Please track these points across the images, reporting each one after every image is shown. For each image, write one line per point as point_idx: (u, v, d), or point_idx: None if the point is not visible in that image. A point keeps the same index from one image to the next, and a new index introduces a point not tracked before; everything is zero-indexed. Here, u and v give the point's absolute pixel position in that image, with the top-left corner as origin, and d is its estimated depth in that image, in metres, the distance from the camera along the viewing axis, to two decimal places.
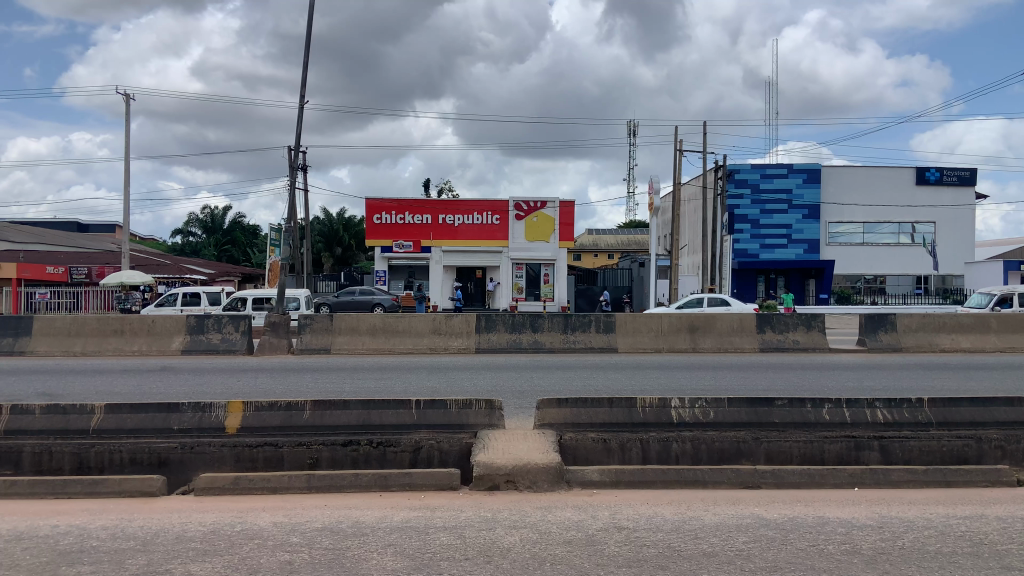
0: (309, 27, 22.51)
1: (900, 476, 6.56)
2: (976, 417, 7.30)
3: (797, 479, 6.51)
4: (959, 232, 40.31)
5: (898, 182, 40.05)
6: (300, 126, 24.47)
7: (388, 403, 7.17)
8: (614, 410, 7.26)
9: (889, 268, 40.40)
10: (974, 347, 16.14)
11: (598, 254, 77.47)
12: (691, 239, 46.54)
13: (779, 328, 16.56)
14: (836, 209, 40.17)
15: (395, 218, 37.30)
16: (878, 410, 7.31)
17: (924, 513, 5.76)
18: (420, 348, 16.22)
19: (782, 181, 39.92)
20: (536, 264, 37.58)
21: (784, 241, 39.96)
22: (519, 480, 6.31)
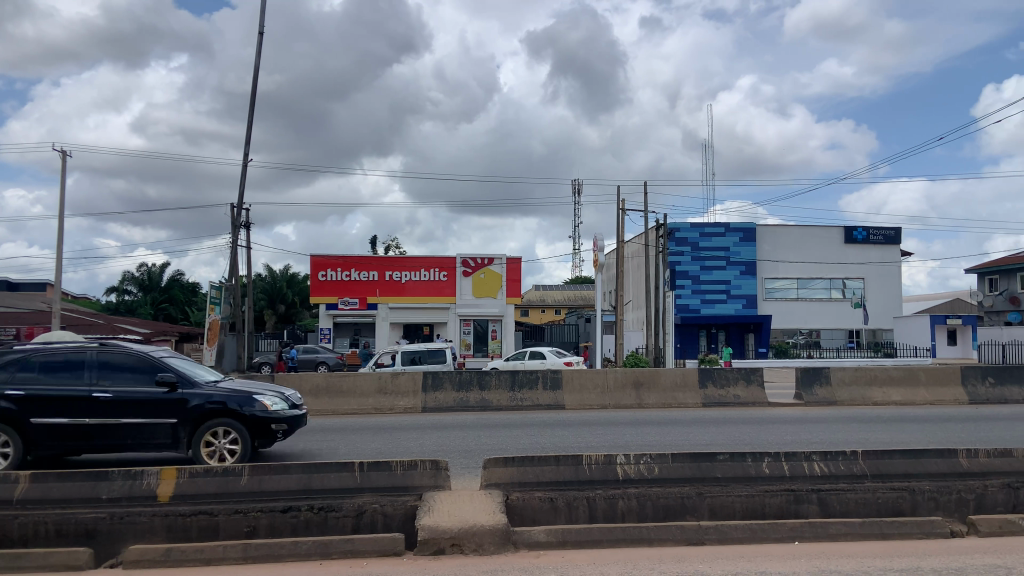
0: (256, 86, 22.72)
1: (838, 529, 6.68)
2: (908, 468, 7.52)
3: (740, 535, 6.57)
4: (887, 288, 41.98)
5: (828, 241, 41.81)
6: (243, 184, 24.33)
7: (330, 467, 6.97)
8: (561, 468, 7.24)
9: (822, 322, 41.70)
10: (904, 400, 16.71)
11: (546, 310, 78.01)
12: (635, 295, 47.55)
13: (720, 382, 16.90)
14: (772, 266, 41.64)
15: (340, 275, 37.19)
16: (816, 463, 7.44)
17: (861, 567, 5.89)
18: (364, 409, 15.93)
19: (720, 239, 41.25)
20: (484, 321, 37.52)
21: (723, 296, 41.08)
22: (464, 543, 6.21)
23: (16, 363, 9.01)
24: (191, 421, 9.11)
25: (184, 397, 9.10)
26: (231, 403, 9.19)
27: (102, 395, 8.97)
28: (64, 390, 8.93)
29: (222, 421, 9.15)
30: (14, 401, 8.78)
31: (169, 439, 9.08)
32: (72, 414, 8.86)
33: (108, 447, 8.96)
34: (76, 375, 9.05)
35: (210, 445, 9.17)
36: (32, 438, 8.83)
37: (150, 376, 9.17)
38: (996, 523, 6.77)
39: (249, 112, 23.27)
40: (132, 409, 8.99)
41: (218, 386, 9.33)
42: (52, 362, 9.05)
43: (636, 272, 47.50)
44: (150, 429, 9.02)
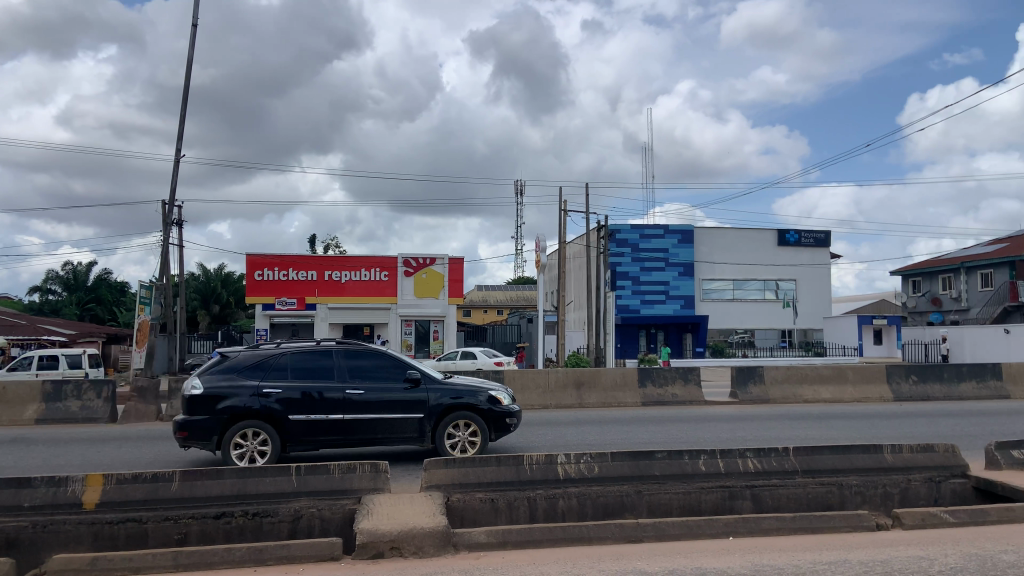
0: (189, 80, 22.05)
1: (770, 524, 6.86)
2: (837, 464, 7.75)
3: (677, 531, 6.68)
4: (817, 289, 43.43)
5: (762, 243, 43.03)
6: (176, 180, 23.53)
7: (266, 471, 6.78)
8: (502, 469, 7.23)
9: (757, 322, 42.87)
10: (833, 397, 17.32)
11: (488, 310, 78.02)
12: (577, 295, 48.02)
13: (659, 382, 17.20)
14: (708, 267, 42.62)
15: (277, 275, 36.43)
16: (750, 460, 7.61)
17: (792, 560, 6.06)
18: None
19: (659, 240, 42.03)
20: (425, 322, 37.26)
21: (662, 297, 41.85)
22: (404, 546, 6.12)
23: (269, 361, 9.52)
24: (435, 415, 9.66)
25: (429, 392, 9.66)
26: (470, 397, 9.77)
27: (357, 390, 9.48)
28: (325, 388, 9.44)
29: (463, 415, 9.73)
30: (275, 400, 9.22)
31: (415, 432, 9.60)
32: (325, 410, 9.34)
33: (360, 441, 9.44)
34: (326, 373, 9.55)
35: (452, 437, 9.73)
36: (287, 434, 9.25)
37: (396, 374, 9.70)
38: (918, 516, 7.03)
39: (182, 107, 22.57)
40: (381, 405, 9.50)
41: (456, 381, 9.93)
42: (302, 362, 9.56)
43: (578, 272, 48.00)
44: (399, 423, 9.54)
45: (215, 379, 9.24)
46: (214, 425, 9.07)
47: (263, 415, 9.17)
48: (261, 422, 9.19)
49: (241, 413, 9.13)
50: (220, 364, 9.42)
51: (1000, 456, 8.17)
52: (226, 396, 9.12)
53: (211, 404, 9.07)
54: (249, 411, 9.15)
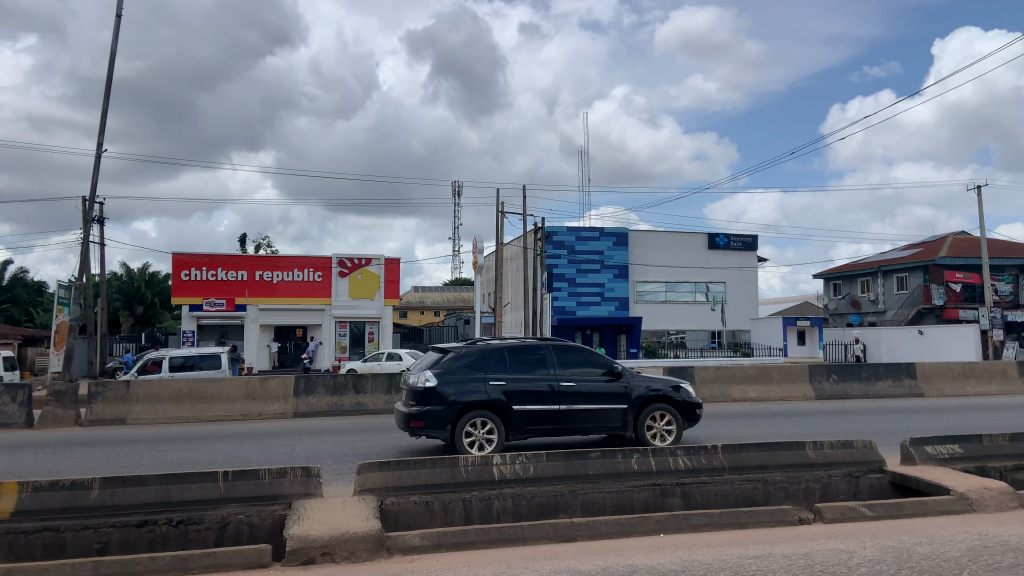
0: (113, 72, 21.19)
1: (700, 520, 7.03)
2: (763, 460, 8.03)
3: (609, 530, 6.78)
4: (745, 292, 44.75)
5: (693, 247, 44.10)
6: (98, 176, 22.59)
7: (192, 477, 6.58)
8: (437, 471, 7.20)
9: (688, 324, 43.89)
10: (760, 396, 17.90)
11: (425, 312, 77.56)
12: (514, 297, 48.20)
13: None
14: (642, 270, 43.43)
15: (206, 275, 35.37)
16: (680, 457, 7.79)
17: (720, 555, 6.22)
18: (230, 415, 15.19)
19: (595, 243, 42.63)
20: (360, 323, 36.73)
21: (597, 298, 42.42)
22: (336, 551, 6.02)
23: (488, 355, 10.17)
24: (636, 406, 10.36)
25: (630, 384, 10.36)
26: (666, 389, 10.48)
27: (570, 382, 10.18)
28: (540, 380, 10.12)
29: (660, 406, 10.42)
30: (499, 391, 9.90)
31: (619, 422, 10.30)
32: (543, 401, 10.03)
33: (573, 430, 10.12)
34: (539, 366, 10.24)
35: (651, 428, 10.44)
36: (512, 422, 9.93)
37: (598, 367, 10.41)
38: (838, 509, 7.32)
39: (104, 99, 21.67)
40: (588, 396, 10.19)
41: (648, 375, 10.65)
42: (517, 355, 10.24)
43: (515, 274, 48.22)
44: (604, 412, 10.25)
45: (444, 371, 9.90)
46: (447, 413, 9.70)
47: (491, 404, 9.84)
48: (665, 404, 10.50)
49: (472, 403, 9.79)
50: (446, 358, 10.06)
51: (914, 451, 8.55)
52: (455, 389, 9.75)
53: (444, 394, 9.71)
54: (479, 401, 9.81)
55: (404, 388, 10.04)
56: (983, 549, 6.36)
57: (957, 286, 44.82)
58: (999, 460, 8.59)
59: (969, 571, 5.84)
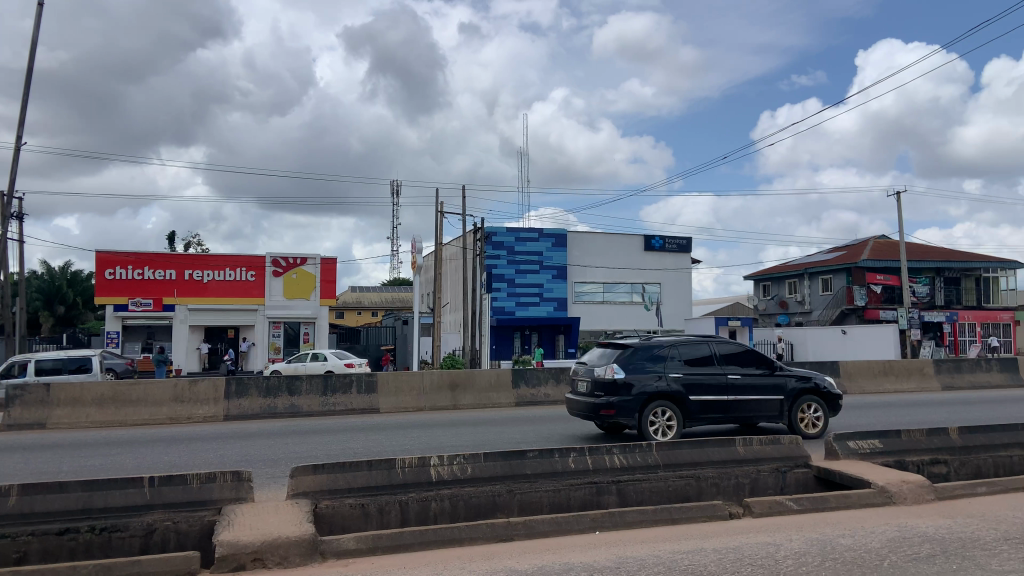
0: (32, 61, 20.22)
1: (634, 517, 7.15)
2: (695, 458, 8.24)
3: (545, 528, 6.83)
4: (680, 293, 45.71)
5: (630, 248, 44.85)
6: (16, 169, 21.52)
7: (117, 483, 6.34)
8: (373, 473, 7.13)
9: (625, 324, 44.55)
10: None
11: (362, 312, 76.56)
12: (453, 297, 48.07)
13: (532, 382, 17.52)
14: (580, 271, 43.92)
15: (132, 274, 34.10)
16: (616, 456, 7.92)
17: (654, 551, 6.34)
18: (157, 419, 14.67)
19: (534, 244, 42.93)
20: (295, 323, 35.95)
21: (536, 299, 42.70)
22: (267, 557, 5.87)
23: (665, 349, 11.19)
24: (792, 397, 11.57)
25: (785, 377, 11.56)
26: (814, 382, 11.74)
27: (736, 375, 11.32)
28: (710, 373, 11.21)
29: (809, 398, 11.66)
30: (676, 383, 10.96)
31: (776, 411, 11.50)
32: (715, 392, 11.15)
33: (740, 418, 11.27)
34: (709, 361, 11.33)
35: (803, 417, 11.70)
36: (689, 411, 11.01)
37: (758, 362, 11.58)
38: (766, 504, 7.56)
39: (23, 90, 20.67)
40: (751, 388, 11.37)
41: (796, 369, 11.88)
42: (688, 350, 11.31)
43: (454, 274, 48.13)
44: (764, 402, 11.43)
45: (627, 364, 10.93)
46: (635, 404, 10.74)
47: (673, 395, 10.91)
48: (815, 396, 11.75)
49: (654, 394, 10.85)
50: (627, 353, 11.06)
51: (838, 446, 8.89)
52: (639, 380, 10.79)
53: (630, 386, 10.74)
54: (661, 392, 10.87)
55: (587, 381, 11.02)
56: (900, 539, 6.66)
57: (877, 287, 46.82)
58: (917, 454, 8.98)
59: (888, 560, 6.10)
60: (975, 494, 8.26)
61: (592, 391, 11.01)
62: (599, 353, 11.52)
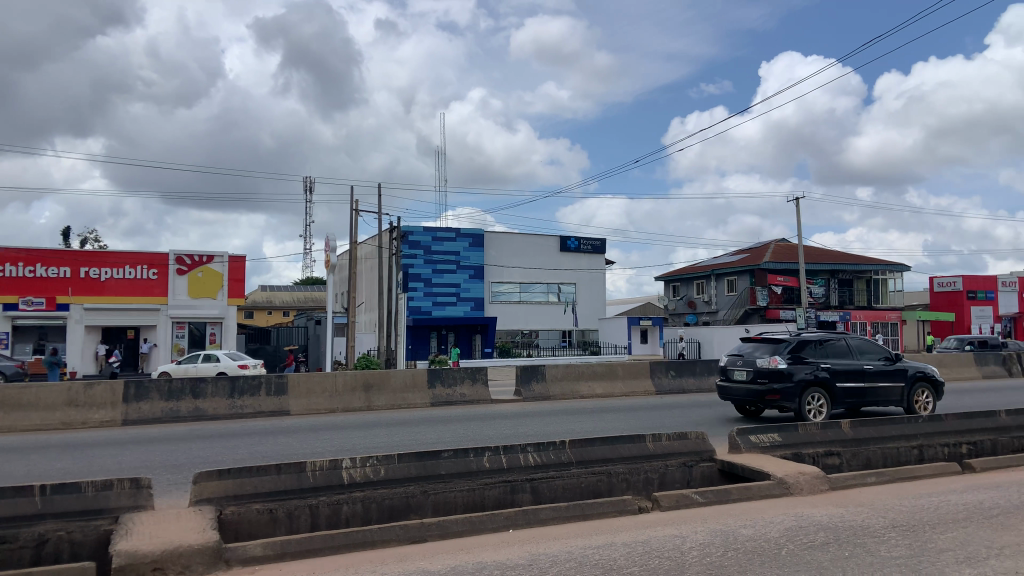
0: None
1: (547, 514, 7.25)
2: (606, 454, 8.44)
3: (459, 528, 6.82)
4: (594, 293, 46.52)
5: (546, 249, 45.34)
6: None
7: (3, 493, 5.94)
8: (282, 477, 6.95)
9: (540, 324, 45.01)
10: (605, 393, 18.70)
11: (273, 312, 74.37)
12: (367, 296, 47.36)
13: (448, 382, 17.47)
14: (497, 271, 44.12)
15: (22, 271, 32.02)
16: (529, 454, 8.01)
17: (566, 547, 6.45)
18: (48, 425, 13.82)
19: (450, 243, 42.85)
20: (201, 324, 34.56)
21: (453, 299, 42.63)
22: (168, 566, 5.63)
23: (813, 344, 13.25)
24: (911, 382, 13.77)
25: (906, 367, 13.71)
26: (925, 370, 13.96)
27: (868, 365, 13.44)
28: (849, 363, 13.32)
29: (922, 383, 13.89)
30: (824, 371, 13.01)
31: (897, 396, 13.69)
32: (853, 378, 13.25)
33: (871, 402, 13.41)
34: (846, 353, 13.43)
35: (918, 401, 13.94)
36: (837, 395, 13.13)
37: (882, 353, 13.75)
38: (673, 498, 7.82)
39: None
40: (881, 376, 13.52)
41: (908, 360, 14.05)
42: (830, 344, 13.40)
43: (368, 273, 47.41)
44: (889, 388, 13.62)
45: (786, 356, 13.00)
46: (797, 389, 12.79)
47: (823, 382, 12.98)
48: (926, 382, 14.00)
49: (810, 381, 12.89)
50: (782, 346, 13.09)
51: (741, 440, 9.32)
52: (797, 370, 12.81)
53: (792, 374, 12.80)
54: (816, 379, 12.94)
55: (752, 369, 13.07)
56: (797, 528, 7.02)
57: (778, 288, 49.04)
58: (813, 446, 9.46)
59: (786, 549, 6.41)
60: (865, 483, 8.80)
61: (755, 378, 13.06)
62: (753, 346, 13.54)
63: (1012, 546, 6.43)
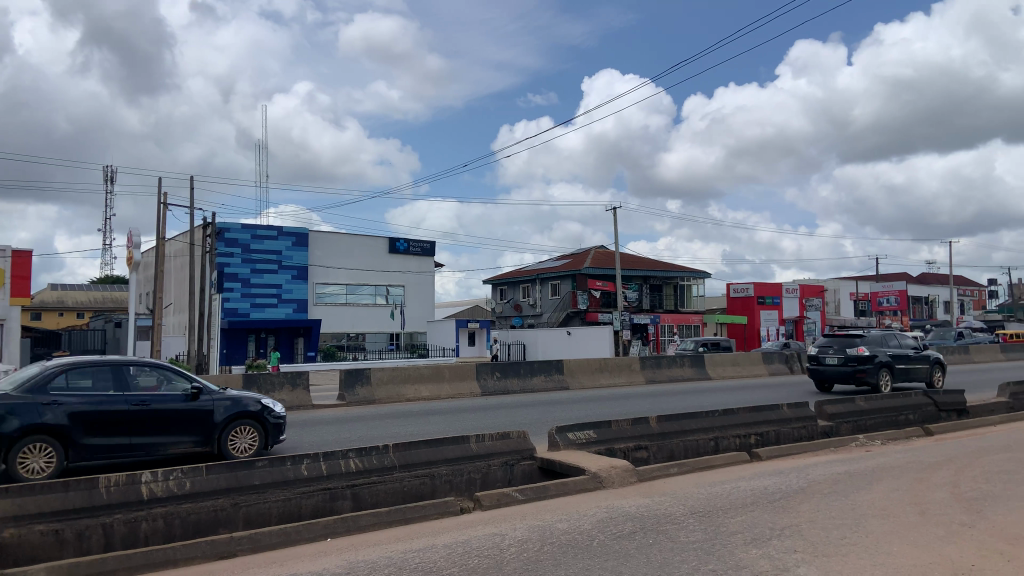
0: None
1: (367, 521, 7.10)
2: (430, 456, 8.43)
3: (272, 541, 6.50)
4: (423, 296, 46.34)
5: (374, 250, 44.57)
6: None
7: None
8: (71, 494, 6.27)
9: (367, 326, 44.11)
10: (432, 395, 18.72)
11: (65, 313, 66.96)
12: (178, 297, 44.00)
13: (265, 388, 16.64)
14: (322, 271, 42.77)
15: None
16: (351, 460, 7.81)
17: (385, 553, 6.35)
18: None
19: (272, 242, 40.97)
20: None
21: (274, 300, 40.77)
22: None
23: (875, 338, 18.38)
24: (933, 364, 19.18)
25: (930, 353, 19.11)
26: (937, 356, 19.45)
27: (909, 352, 18.72)
28: (898, 350, 18.55)
29: (937, 365, 19.35)
30: (887, 357, 18.10)
31: (925, 375, 19.07)
32: (903, 361, 18.47)
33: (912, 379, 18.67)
34: (894, 343, 18.65)
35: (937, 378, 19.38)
36: (895, 374, 18.26)
37: (913, 343, 19.10)
38: (494, 496, 7.97)
39: None
40: (917, 360, 18.84)
41: (928, 349, 19.47)
42: (886, 338, 18.60)
43: (179, 272, 44.10)
44: (920, 368, 18.94)
45: (866, 345, 18.04)
46: (876, 368, 17.83)
47: (889, 364, 18.09)
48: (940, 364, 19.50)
49: (881, 364, 17.93)
50: (861, 339, 18.14)
51: (559, 437, 9.74)
52: (874, 355, 17.83)
53: (872, 357, 17.83)
54: (886, 361, 18.03)
55: (844, 355, 17.96)
56: (609, 519, 7.42)
57: (596, 292, 51.75)
58: (623, 442, 10.06)
59: (598, 540, 6.75)
60: (669, 474, 9.50)
61: (846, 362, 17.99)
62: (836, 340, 18.51)
63: (791, 525, 7.23)
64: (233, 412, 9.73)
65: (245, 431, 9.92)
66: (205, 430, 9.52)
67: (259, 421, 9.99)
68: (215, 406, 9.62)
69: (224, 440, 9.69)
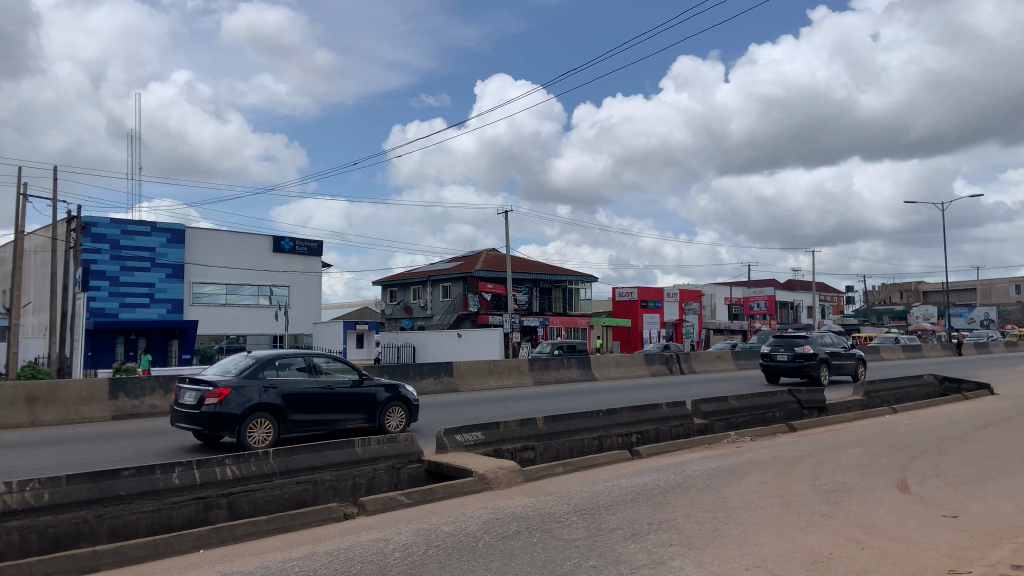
0: None
1: (244, 530, 6.83)
2: (312, 462, 8.23)
3: (139, 554, 6.13)
4: (308, 297, 45.02)
5: (256, 249, 42.89)
6: None
7: None
8: None
9: (248, 328, 42.34)
10: None
11: None
12: (36, 296, 40.67)
13: (134, 393, 15.64)
14: (200, 270, 40.72)
15: None
16: (228, 467, 7.50)
17: (261, 563, 6.12)
18: None
19: (144, 238, 38.64)
20: None
21: (146, 300, 38.46)
22: None
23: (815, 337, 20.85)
24: (857, 359, 21.95)
25: (856, 350, 21.84)
26: (859, 352, 22.26)
27: (841, 349, 21.35)
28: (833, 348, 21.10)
29: (860, 361, 22.15)
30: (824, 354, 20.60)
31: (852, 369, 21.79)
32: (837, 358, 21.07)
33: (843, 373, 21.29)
34: (829, 342, 21.17)
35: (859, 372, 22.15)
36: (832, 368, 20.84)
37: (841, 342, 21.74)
38: (378, 501, 7.85)
39: None
40: (846, 356, 21.48)
41: (853, 347, 22.21)
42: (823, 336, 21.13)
43: (39, 269, 40.81)
44: (848, 363, 21.66)
45: (810, 344, 20.47)
46: (819, 363, 20.30)
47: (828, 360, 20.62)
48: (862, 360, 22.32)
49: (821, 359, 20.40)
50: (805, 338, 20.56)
51: (447, 440, 9.73)
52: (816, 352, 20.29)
53: (816, 354, 20.27)
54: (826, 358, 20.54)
55: (792, 353, 20.32)
56: (494, 520, 7.48)
57: (487, 295, 52.01)
58: (510, 442, 10.17)
59: (482, 541, 6.79)
60: (554, 473, 9.68)
61: (794, 358, 20.34)
62: (784, 338, 20.82)
63: (667, 520, 7.55)
64: (390, 395, 12.20)
65: (396, 412, 12.38)
66: (367, 410, 11.90)
67: (405, 403, 12.46)
68: (379, 391, 12.10)
69: (382, 417, 12.12)
